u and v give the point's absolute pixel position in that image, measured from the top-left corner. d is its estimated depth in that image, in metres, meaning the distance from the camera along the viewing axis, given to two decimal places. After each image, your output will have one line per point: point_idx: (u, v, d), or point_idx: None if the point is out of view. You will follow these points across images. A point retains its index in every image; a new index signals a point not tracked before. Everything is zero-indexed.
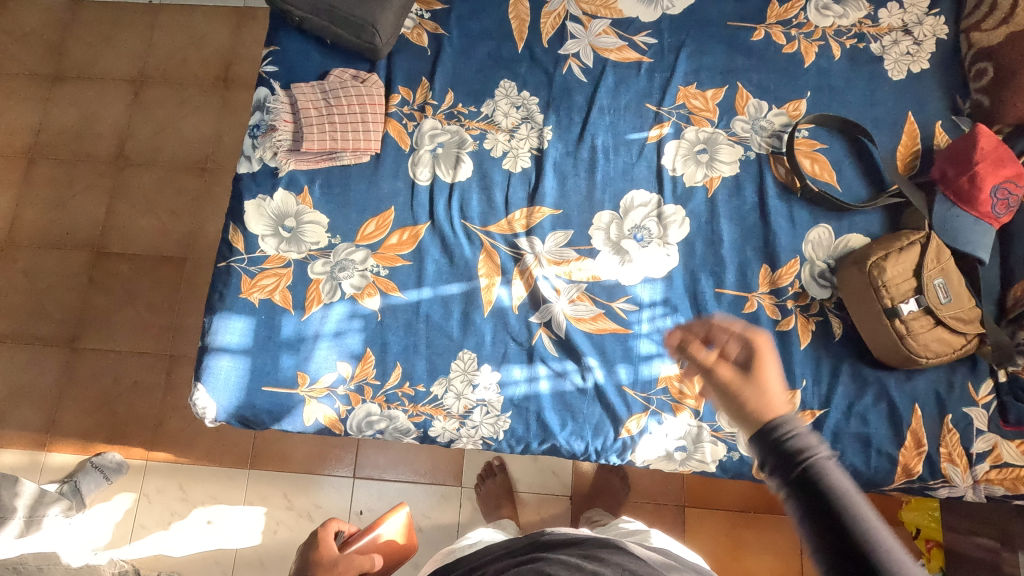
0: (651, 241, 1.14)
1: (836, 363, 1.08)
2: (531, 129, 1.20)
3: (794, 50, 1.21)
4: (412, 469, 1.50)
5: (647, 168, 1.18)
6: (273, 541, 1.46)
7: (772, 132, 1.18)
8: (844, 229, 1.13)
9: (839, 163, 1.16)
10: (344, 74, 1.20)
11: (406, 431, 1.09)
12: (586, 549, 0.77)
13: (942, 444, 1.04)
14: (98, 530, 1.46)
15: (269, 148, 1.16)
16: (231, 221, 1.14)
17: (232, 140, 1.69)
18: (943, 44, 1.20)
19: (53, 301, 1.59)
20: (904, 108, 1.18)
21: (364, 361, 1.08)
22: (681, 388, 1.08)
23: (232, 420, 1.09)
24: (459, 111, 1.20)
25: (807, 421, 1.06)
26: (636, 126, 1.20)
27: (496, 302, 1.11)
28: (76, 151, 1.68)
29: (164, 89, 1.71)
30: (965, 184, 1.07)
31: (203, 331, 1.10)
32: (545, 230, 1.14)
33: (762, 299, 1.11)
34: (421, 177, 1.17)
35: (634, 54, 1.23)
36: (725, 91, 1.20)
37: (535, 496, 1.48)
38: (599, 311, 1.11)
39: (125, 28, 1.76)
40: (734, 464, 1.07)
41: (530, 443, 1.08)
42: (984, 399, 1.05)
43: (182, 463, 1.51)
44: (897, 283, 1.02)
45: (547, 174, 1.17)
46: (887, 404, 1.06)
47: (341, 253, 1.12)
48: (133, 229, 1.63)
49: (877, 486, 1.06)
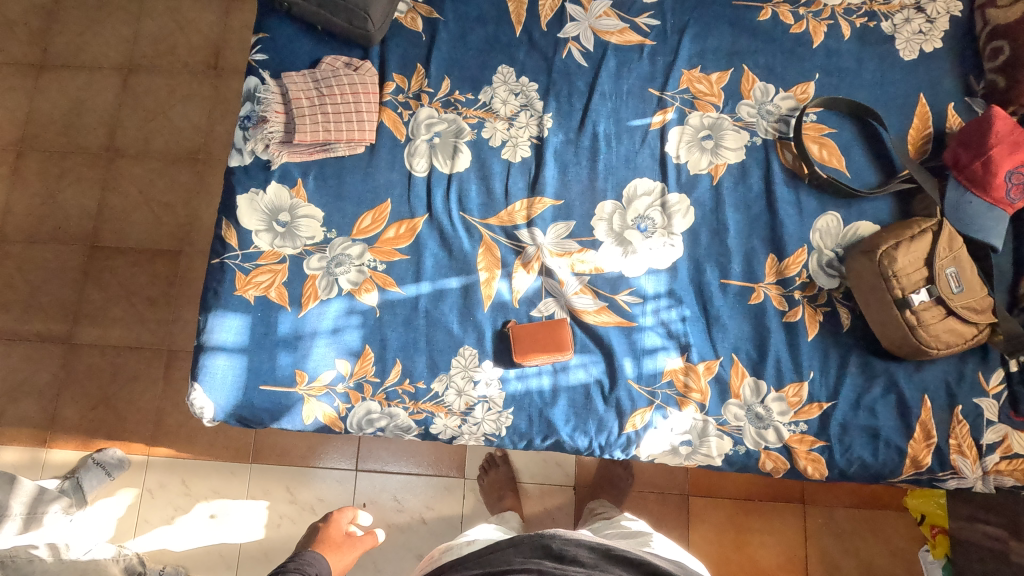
0: (655, 231, 1.11)
1: (844, 354, 1.06)
2: (531, 117, 1.16)
3: (802, 30, 1.17)
4: (415, 461, 1.49)
5: (651, 156, 1.14)
6: (277, 535, 1.46)
7: (779, 116, 1.15)
8: (853, 216, 1.10)
9: (848, 148, 1.13)
10: (336, 62, 1.16)
11: (407, 428, 1.07)
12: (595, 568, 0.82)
13: (952, 436, 1.02)
14: (102, 525, 1.46)
15: (261, 140, 1.12)
16: (223, 216, 1.11)
17: (224, 130, 1.65)
18: (957, 21, 1.17)
19: (48, 296, 1.57)
20: (916, 88, 1.15)
21: (363, 358, 1.06)
22: (686, 381, 1.06)
23: (231, 419, 1.08)
24: (456, 99, 1.16)
25: (814, 413, 1.04)
26: (638, 112, 1.16)
27: (496, 296, 1.09)
28: (65, 142, 1.65)
29: (152, 78, 1.67)
30: (978, 169, 1.04)
31: (198, 330, 1.08)
32: (546, 222, 1.11)
33: (769, 289, 1.08)
34: (418, 168, 1.13)
35: (636, 37, 1.18)
36: (730, 74, 1.16)
37: (538, 487, 1.47)
38: (603, 304, 1.09)
39: (111, 14, 1.71)
40: (740, 458, 1.05)
41: (534, 439, 1.07)
42: (995, 388, 1.03)
43: (183, 457, 1.50)
44: (908, 273, 1.00)
45: (548, 163, 1.13)
46: (896, 395, 1.04)
47: (337, 248, 1.09)
48: (126, 223, 1.60)
49: (886, 478, 1.05)
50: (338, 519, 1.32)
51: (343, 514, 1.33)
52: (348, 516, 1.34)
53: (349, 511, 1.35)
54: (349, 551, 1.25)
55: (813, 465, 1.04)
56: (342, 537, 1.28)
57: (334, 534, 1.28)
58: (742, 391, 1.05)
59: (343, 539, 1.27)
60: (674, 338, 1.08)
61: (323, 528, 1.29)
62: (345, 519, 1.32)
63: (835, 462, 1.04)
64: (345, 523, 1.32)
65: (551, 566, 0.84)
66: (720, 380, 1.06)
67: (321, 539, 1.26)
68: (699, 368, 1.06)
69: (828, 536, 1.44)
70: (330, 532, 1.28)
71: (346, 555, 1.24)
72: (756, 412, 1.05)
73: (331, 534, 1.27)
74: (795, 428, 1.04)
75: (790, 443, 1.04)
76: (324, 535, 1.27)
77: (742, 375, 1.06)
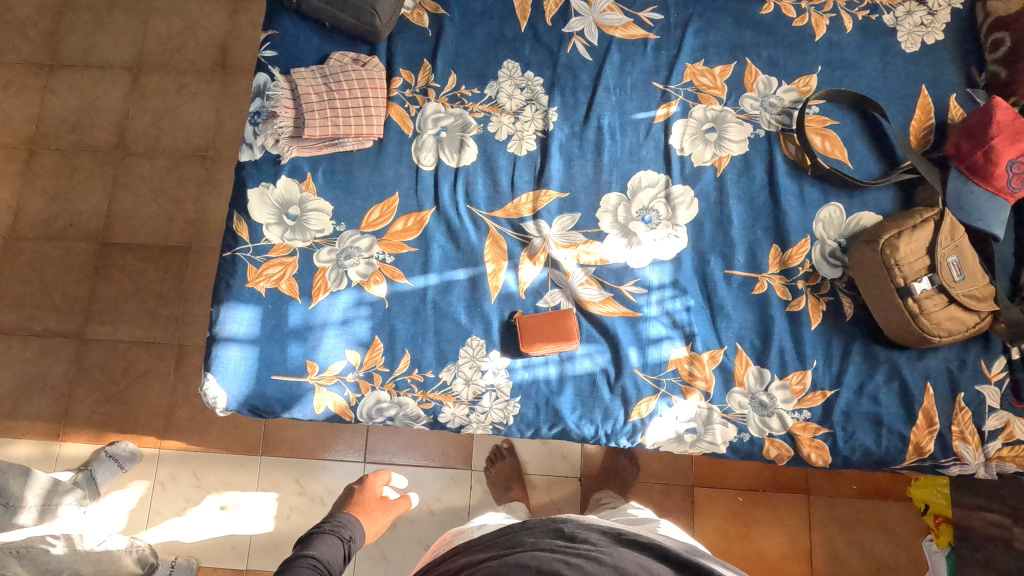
0: (660, 223, 1.12)
1: (847, 344, 1.07)
2: (536, 111, 1.17)
3: (804, 23, 1.18)
4: (421, 453, 1.51)
5: (655, 149, 1.16)
6: (287, 526, 1.48)
7: (781, 109, 1.16)
8: (856, 207, 1.12)
9: (850, 139, 1.14)
10: (344, 58, 1.18)
11: (415, 417, 1.09)
12: (604, 547, 0.84)
13: (954, 422, 1.03)
14: (114, 517, 1.48)
15: (271, 135, 1.14)
16: (235, 210, 1.13)
17: (232, 127, 1.67)
18: (958, 13, 1.18)
19: (60, 293, 1.59)
20: (917, 80, 1.16)
21: (372, 348, 1.08)
22: (691, 370, 1.07)
23: (243, 409, 1.10)
24: (462, 94, 1.18)
25: (818, 401, 1.06)
26: (642, 105, 1.17)
27: (503, 288, 1.10)
28: (76, 140, 1.67)
29: (161, 76, 1.69)
30: (980, 159, 1.05)
31: (210, 321, 1.10)
32: (551, 214, 1.13)
33: (772, 280, 1.10)
34: (425, 161, 1.15)
35: (640, 31, 1.20)
36: (733, 67, 1.18)
37: (544, 478, 1.48)
38: (608, 295, 1.10)
39: (120, 14, 1.73)
40: (744, 445, 1.07)
41: (540, 428, 1.08)
42: (997, 375, 1.04)
43: (194, 450, 1.52)
44: (910, 261, 1.01)
45: (553, 156, 1.15)
46: (899, 383, 1.05)
47: (347, 241, 1.11)
48: (137, 219, 1.63)
49: (889, 465, 1.06)
50: (373, 482, 1.37)
51: (378, 478, 1.39)
52: (382, 479, 1.40)
53: (383, 474, 1.41)
54: (382, 515, 1.32)
55: (817, 452, 1.05)
56: (377, 501, 1.33)
57: (370, 497, 1.33)
58: (746, 379, 1.07)
59: (377, 503, 1.33)
60: (678, 328, 1.09)
61: (359, 490, 1.34)
62: (379, 482, 1.38)
63: (838, 449, 1.05)
64: (379, 485, 1.38)
65: (562, 543, 0.85)
66: (724, 369, 1.07)
67: (357, 501, 1.31)
68: (704, 357, 1.08)
69: (831, 526, 1.45)
70: (365, 495, 1.33)
71: (379, 520, 1.30)
72: (761, 400, 1.06)
73: (365, 497, 1.33)
74: (799, 416, 1.06)
75: (793, 430, 1.06)
76: (360, 497, 1.32)
77: (746, 364, 1.07)
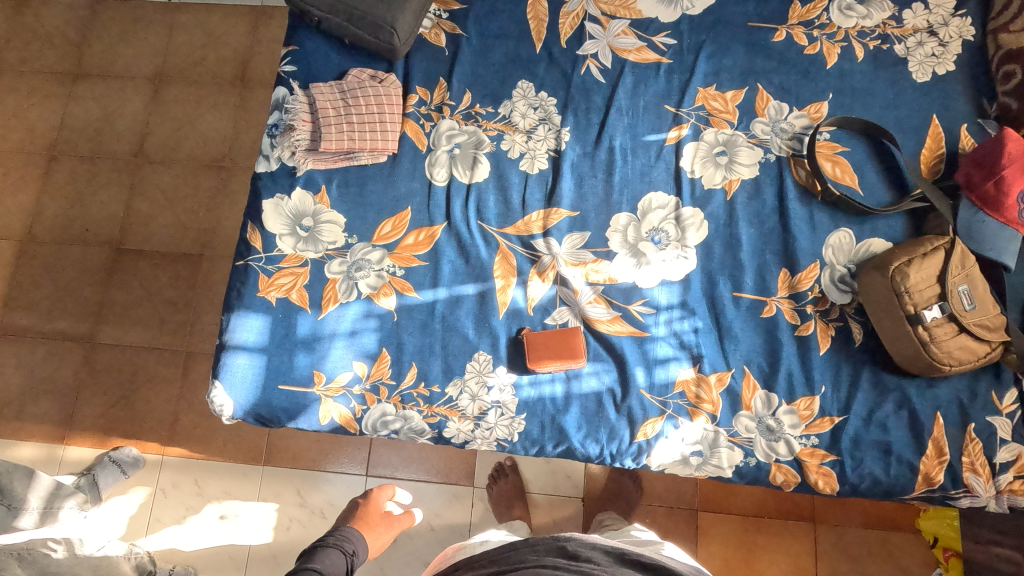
0: (669, 244, 1.13)
1: (856, 370, 1.07)
2: (549, 130, 1.19)
3: (816, 51, 1.20)
4: (424, 468, 1.50)
5: (666, 170, 1.17)
6: (286, 537, 1.47)
7: (792, 134, 1.17)
8: (865, 233, 1.12)
9: (860, 166, 1.15)
10: (362, 75, 1.20)
11: (420, 431, 1.09)
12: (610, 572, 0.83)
13: (965, 453, 1.02)
14: (113, 523, 1.48)
15: (288, 147, 1.16)
16: (249, 220, 1.14)
17: (249, 139, 1.70)
18: (969, 45, 1.18)
19: (72, 297, 1.61)
20: (928, 109, 1.17)
21: (379, 361, 1.09)
22: (698, 393, 1.07)
23: (249, 418, 1.10)
24: (476, 112, 1.20)
25: (826, 427, 1.05)
26: (655, 127, 1.19)
27: (511, 304, 1.11)
28: (96, 148, 1.70)
29: (182, 88, 1.73)
30: (991, 189, 1.05)
31: (220, 329, 1.11)
32: (561, 232, 1.13)
33: (781, 303, 1.10)
34: (437, 177, 1.16)
35: (653, 55, 1.22)
36: (744, 92, 1.19)
37: (547, 498, 1.47)
38: (616, 314, 1.10)
39: (145, 27, 1.77)
40: (751, 470, 1.06)
41: (545, 446, 1.08)
42: (1008, 407, 1.03)
43: (196, 458, 1.52)
44: (920, 289, 1.01)
45: (564, 175, 1.16)
46: (908, 412, 1.04)
47: (358, 252, 1.12)
48: (151, 226, 1.65)
49: (898, 495, 1.05)
50: (377, 496, 1.37)
51: (383, 492, 1.39)
52: (386, 493, 1.39)
53: (389, 488, 1.40)
54: (386, 530, 1.31)
55: (824, 479, 1.04)
56: (380, 516, 1.33)
57: (374, 512, 1.33)
58: (754, 404, 1.06)
59: (380, 518, 1.32)
60: (686, 349, 1.09)
61: (362, 505, 1.34)
62: (383, 497, 1.38)
63: (846, 477, 1.04)
64: (383, 500, 1.37)
65: (565, 563, 0.84)
66: (732, 392, 1.07)
67: (359, 515, 1.31)
68: (711, 380, 1.07)
69: (838, 556, 1.42)
70: (369, 509, 1.33)
71: (381, 535, 1.30)
72: (767, 424, 1.05)
73: (369, 511, 1.32)
74: (806, 442, 1.05)
75: (801, 456, 1.05)
76: (364, 512, 1.32)
77: (753, 388, 1.07)
